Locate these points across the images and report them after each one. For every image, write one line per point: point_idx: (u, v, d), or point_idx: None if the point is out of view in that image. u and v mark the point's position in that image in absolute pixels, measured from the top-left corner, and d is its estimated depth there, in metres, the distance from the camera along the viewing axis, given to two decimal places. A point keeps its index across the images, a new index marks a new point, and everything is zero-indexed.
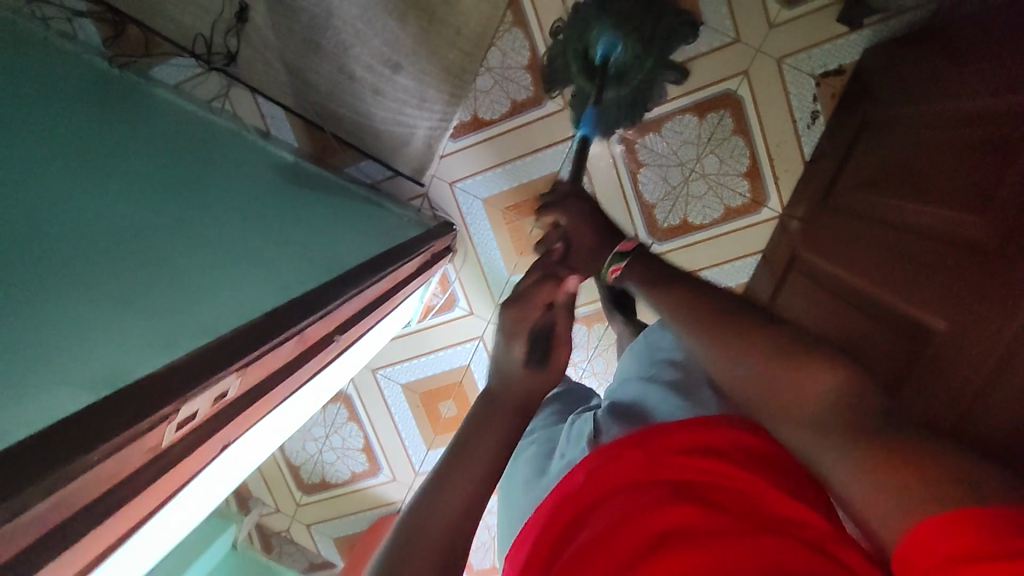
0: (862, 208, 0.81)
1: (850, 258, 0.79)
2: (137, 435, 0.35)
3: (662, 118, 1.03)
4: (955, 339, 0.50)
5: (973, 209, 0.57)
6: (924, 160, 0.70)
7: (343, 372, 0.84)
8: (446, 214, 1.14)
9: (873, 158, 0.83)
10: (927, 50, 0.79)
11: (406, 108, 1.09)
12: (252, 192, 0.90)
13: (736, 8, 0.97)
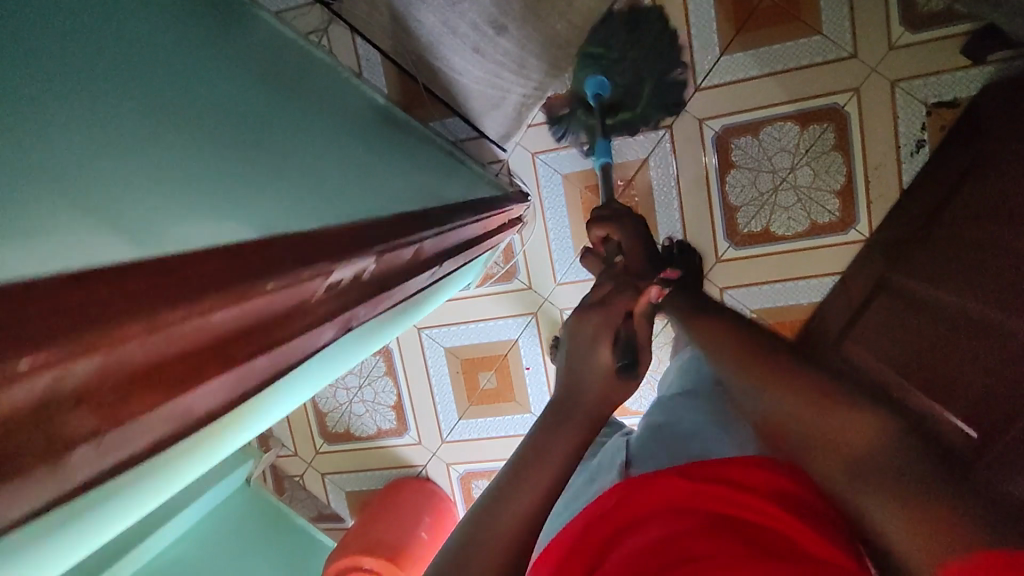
0: (929, 272, 0.83)
1: (911, 318, 0.82)
2: (269, 296, 0.32)
3: (762, 123, 1.01)
4: None
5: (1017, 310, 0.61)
6: (993, 228, 0.72)
7: (413, 313, 0.83)
8: (523, 183, 1.13)
9: (952, 227, 0.84)
10: None
11: (503, 72, 1.07)
12: (348, 119, 0.88)
13: (857, 24, 0.95)
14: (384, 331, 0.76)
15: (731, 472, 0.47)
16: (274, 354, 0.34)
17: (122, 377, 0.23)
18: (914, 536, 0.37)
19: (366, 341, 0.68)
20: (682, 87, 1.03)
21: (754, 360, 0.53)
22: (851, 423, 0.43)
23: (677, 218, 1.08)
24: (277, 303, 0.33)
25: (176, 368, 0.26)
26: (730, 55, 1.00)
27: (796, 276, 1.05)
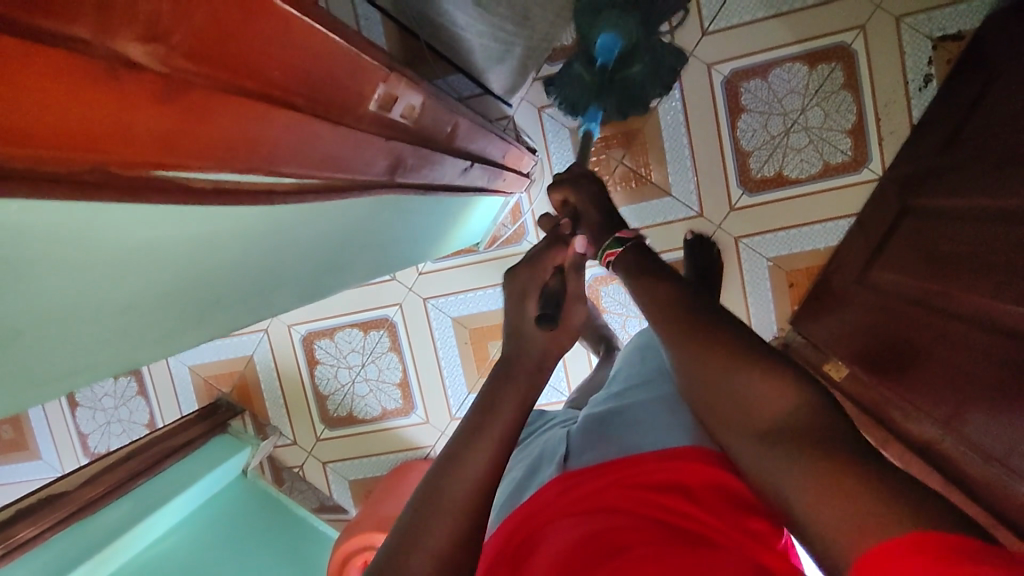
0: (918, 260, 0.80)
1: (905, 293, 0.80)
2: (324, 34, 0.27)
3: (771, 65, 1.00)
4: None
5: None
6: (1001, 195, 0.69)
7: (428, 245, 0.79)
8: (530, 139, 1.11)
9: (930, 220, 0.82)
10: None
11: (506, 24, 0.99)
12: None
13: None
14: (399, 253, 0.72)
15: (678, 472, 0.45)
16: (335, 132, 0.30)
17: (202, 21, 0.20)
18: (837, 503, 0.31)
19: (380, 246, 0.64)
20: (689, 33, 1.02)
21: (674, 311, 0.45)
22: (769, 389, 0.37)
23: (689, 167, 1.06)
24: (340, 65, 0.29)
25: (250, 60, 0.23)
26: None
27: (813, 219, 1.03)
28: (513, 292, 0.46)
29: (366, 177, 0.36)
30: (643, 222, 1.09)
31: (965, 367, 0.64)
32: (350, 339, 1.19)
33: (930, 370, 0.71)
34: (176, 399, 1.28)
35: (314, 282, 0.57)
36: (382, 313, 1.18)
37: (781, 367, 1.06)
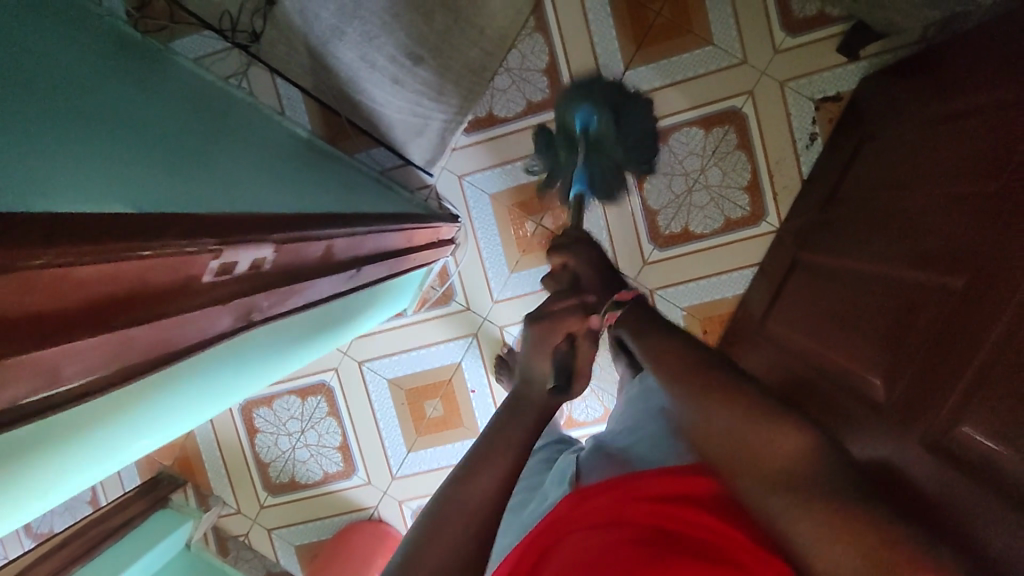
0: (803, 316, 0.86)
1: (792, 348, 0.85)
2: (133, 256, 0.30)
3: (670, 129, 1.07)
4: (953, 349, 0.53)
5: (888, 379, 0.61)
6: (867, 259, 0.75)
7: (343, 321, 0.82)
8: (452, 206, 1.16)
9: (813, 277, 0.88)
10: (917, 85, 0.85)
11: (424, 100, 1.09)
12: (268, 151, 0.90)
13: (744, 33, 1.04)
14: (302, 343, 0.74)
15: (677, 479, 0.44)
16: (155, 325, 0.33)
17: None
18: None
19: (276, 343, 0.67)
20: None
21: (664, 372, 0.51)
22: (787, 442, 0.41)
23: (603, 228, 1.12)
24: (153, 270, 0.32)
25: (54, 307, 0.27)
26: (634, 69, 1.07)
27: (721, 270, 1.09)
28: (534, 340, 0.58)
29: (210, 332, 0.40)
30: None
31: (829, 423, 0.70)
32: (288, 407, 1.21)
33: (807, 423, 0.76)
34: (117, 475, 1.28)
35: (203, 387, 0.59)
36: (319, 379, 1.20)
37: None
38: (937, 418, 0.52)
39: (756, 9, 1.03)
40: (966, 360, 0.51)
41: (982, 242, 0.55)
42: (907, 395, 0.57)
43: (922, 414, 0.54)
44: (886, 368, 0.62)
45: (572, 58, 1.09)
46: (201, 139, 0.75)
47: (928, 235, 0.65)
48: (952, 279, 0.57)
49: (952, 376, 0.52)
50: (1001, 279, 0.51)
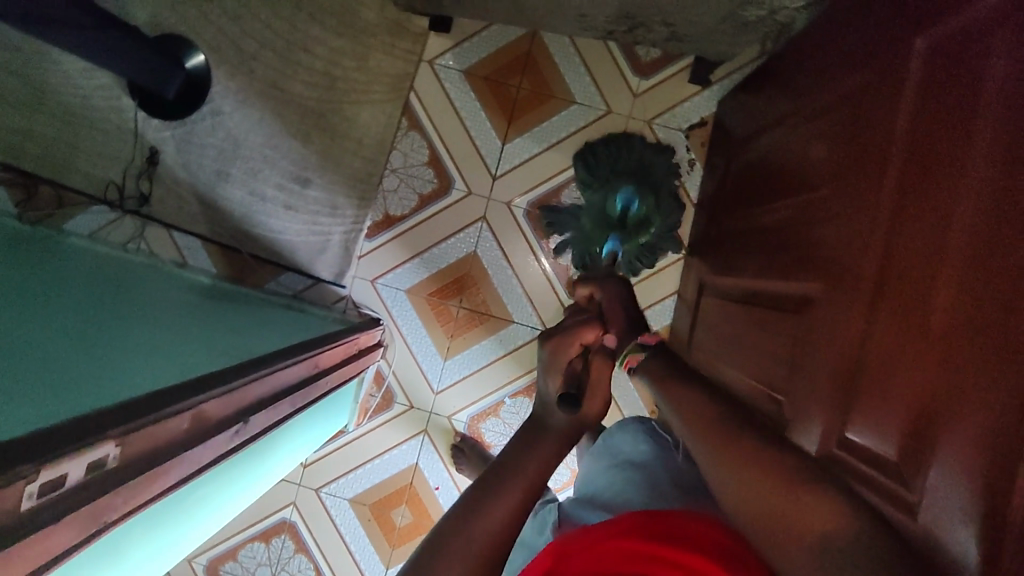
0: (718, 338, 0.86)
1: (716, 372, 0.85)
2: None
3: (560, 189, 1.12)
4: (824, 348, 0.55)
5: (783, 389, 0.62)
6: (751, 269, 0.78)
7: (272, 456, 0.79)
8: (372, 311, 1.16)
9: (719, 298, 0.89)
10: (760, 98, 0.90)
11: (320, 218, 1.13)
12: (178, 305, 0.89)
13: (602, 85, 1.10)
14: (239, 485, 0.71)
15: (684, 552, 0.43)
16: None
17: None
18: None
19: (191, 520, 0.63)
20: (481, 180, 1.13)
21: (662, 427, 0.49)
22: None
23: (521, 294, 1.13)
24: None
25: None
26: (511, 142, 1.12)
27: (648, 303, 1.11)
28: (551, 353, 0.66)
29: (51, 557, 0.38)
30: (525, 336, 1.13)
31: None
32: (254, 554, 1.16)
33: None
34: None
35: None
36: (279, 517, 1.16)
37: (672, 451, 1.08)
38: (828, 427, 0.52)
39: (606, 62, 1.10)
40: (833, 356, 0.53)
41: (826, 240, 0.59)
42: (800, 408, 0.57)
43: (815, 424, 0.54)
44: (782, 378, 0.63)
45: (450, 146, 1.14)
46: (92, 301, 0.74)
47: (789, 240, 0.68)
48: (813, 286, 0.59)
49: (827, 375, 0.53)
50: (846, 272, 0.53)
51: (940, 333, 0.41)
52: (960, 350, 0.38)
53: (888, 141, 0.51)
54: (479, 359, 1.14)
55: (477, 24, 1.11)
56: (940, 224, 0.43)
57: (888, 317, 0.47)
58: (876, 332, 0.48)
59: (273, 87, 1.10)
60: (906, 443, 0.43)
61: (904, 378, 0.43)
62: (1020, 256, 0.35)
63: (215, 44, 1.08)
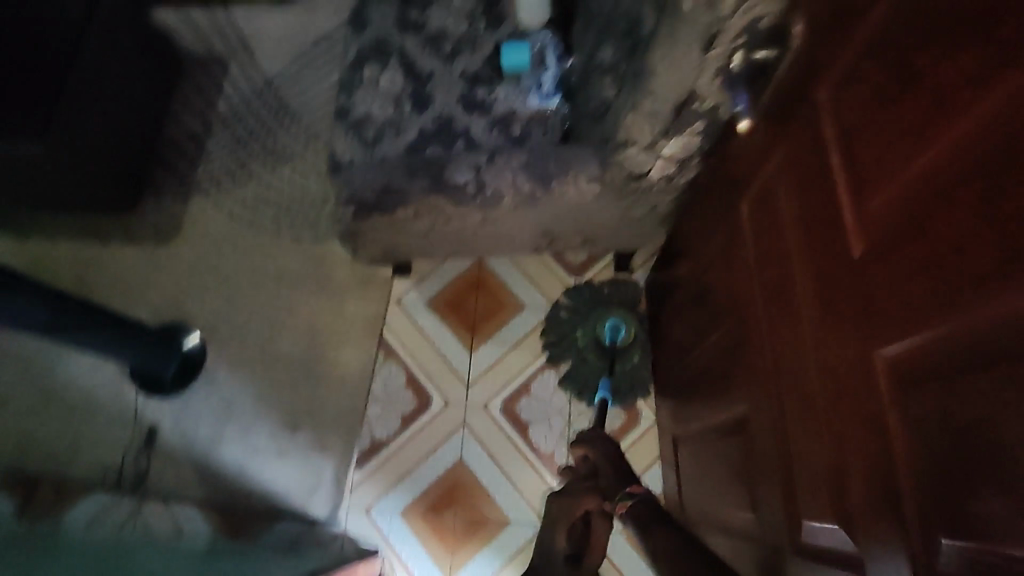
0: (698, 484, 0.90)
1: (703, 517, 0.88)
2: None
3: (528, 382, 1.23)
4: (766, 448, 0.62)
5: (752, 503, 0.67)
6: (703, 407, 0.87)
7: None
8: (369, 543, 1.14)
9: (689, 445, 0.95)
10: (668, 273, 1.09)
11: (311, 457, 1.19)
12: None
13: (544, 289, 1.29)
14: None
15: None
16: None
17: None
18: None
19: None
20: (457, 390, 1.24)
21: None
22: None
23: (512, 490, 1.17)
24: None
25: None
26: (477, 351, 1.26)
27: (639, 473, 1.17)
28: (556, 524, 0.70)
29: None
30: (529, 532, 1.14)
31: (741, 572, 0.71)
32: None
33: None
34: None
35: None
36: None
37: None
38: (789, 520, 0.57)
39: (544, 271, 1.30)
40: (773, 452, 0.60)
41: (741, 362, 0.70)
42: (761, 511, 0.64)
43: (780, 521, 0.59)
44: (748, 493, 0.68)
45: (425, 365, 1.25)
46: None
47: (721, 372, 0.78)
48: (743, 407, 0.69)
49: (774, 471, 0.60)
50: (760, 379, 0.64)
51: (824, 399, 0.50)
52: (834, 410, 0.48)
53: (750, 272, 0.67)
54: (484, 568, 1.12)
55: (432, 265, 1.32)
56: (796, 318, 0.55)
57: (792, 401, 0.56)
58: (789, 418, 0.56)
59: (264, 350, 1.25)
60: (821, 502, 0.51)
61: (813, 448, 0.52)
62: (838, 330, 0.48)
63: (210, 325, 1.27)
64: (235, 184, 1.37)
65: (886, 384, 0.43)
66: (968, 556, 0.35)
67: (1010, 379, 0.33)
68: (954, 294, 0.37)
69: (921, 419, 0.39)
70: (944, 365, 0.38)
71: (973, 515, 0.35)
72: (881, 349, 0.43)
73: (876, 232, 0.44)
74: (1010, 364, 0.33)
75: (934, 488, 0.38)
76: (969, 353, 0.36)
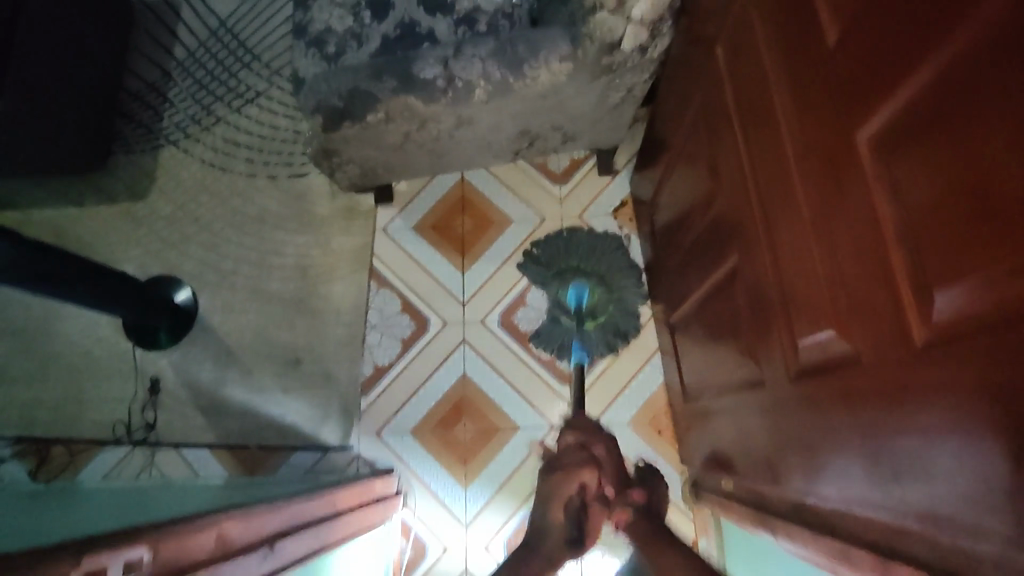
0: (698, 359, 0.92)
1: (707, 389, 0.89)
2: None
3: (523, 294, 1.23)
4: (760, 290, 0.62)
5: (751, 352, 0.68)
6: (694, 281, 0.87)
7: None
8: (385, 463, 1.17)
9: (685, 326, 0.96)
10: (649, 163, 1.07)
11: (316, 389, 1.20)
12: (199, 506, 0.92)
13: (530, 201, 1.27)
14: None
15: None
16: None
17: None
18: None
19: None
20: (452, 310, 1.24)
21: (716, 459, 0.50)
22: None
23: (518, 398, 1.18)
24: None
25: None
26: (469, 269, 1.25)
27: (638, 367, 1.17)
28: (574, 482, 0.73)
29: None
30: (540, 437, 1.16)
31: (748, 425, 0.73)
32: None
33: (737, 435, 0.78)
34: None
35: None
36: None
37: (704, 508, 1.05)
38: (787, 353, 0.58)
39: (526, 182, 1.28)
40: (767, 290, 0.60)
41: (728, 217, 0.69)
42: (762, 356, 0.64)
43: (780, 357, 0.60)
44: (748, 344, 0.69)
45: (418, 289, 1.25)
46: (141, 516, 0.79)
47: (710, 238, 0.78)
48: (737, 260, 0.68)
49: (770, 308, 0.60)
50: (747, 223, 0.63)
51: (810, 211, 0.49)
52: (821, 217, 0.48)
53: (729, 119, 0.66)
54: (498, 475, 1.15)
55: (413, 189, 1.30)
56: (776, 141, 0.54)
57: (780, 229, 0.55)
58: (779, 247, 0.56)
59: (255, 291, 1.24)
60: (816, 317, 0.51)
61: (803, 266, 0.52)
62: (817, 133, 0.47)
63: (197, 273, 1.26)
64: (202, 131, 1.32)
65: (869, 162, 0.41)
66: (961, 303, 0.34)
67: (987, 94, 0.31)
68: (926, 32, 0.35)
69: (904, 182, 0.37)
70: (922, 115, 0.36)
71: (963, 255, 0.33)
72: (862, 127, 0.41)
73: (847, 12, 0.42)
74: (985, 78, 0.31)
75: (925, 247, 0.36)
76: (944, 88, 0.34)
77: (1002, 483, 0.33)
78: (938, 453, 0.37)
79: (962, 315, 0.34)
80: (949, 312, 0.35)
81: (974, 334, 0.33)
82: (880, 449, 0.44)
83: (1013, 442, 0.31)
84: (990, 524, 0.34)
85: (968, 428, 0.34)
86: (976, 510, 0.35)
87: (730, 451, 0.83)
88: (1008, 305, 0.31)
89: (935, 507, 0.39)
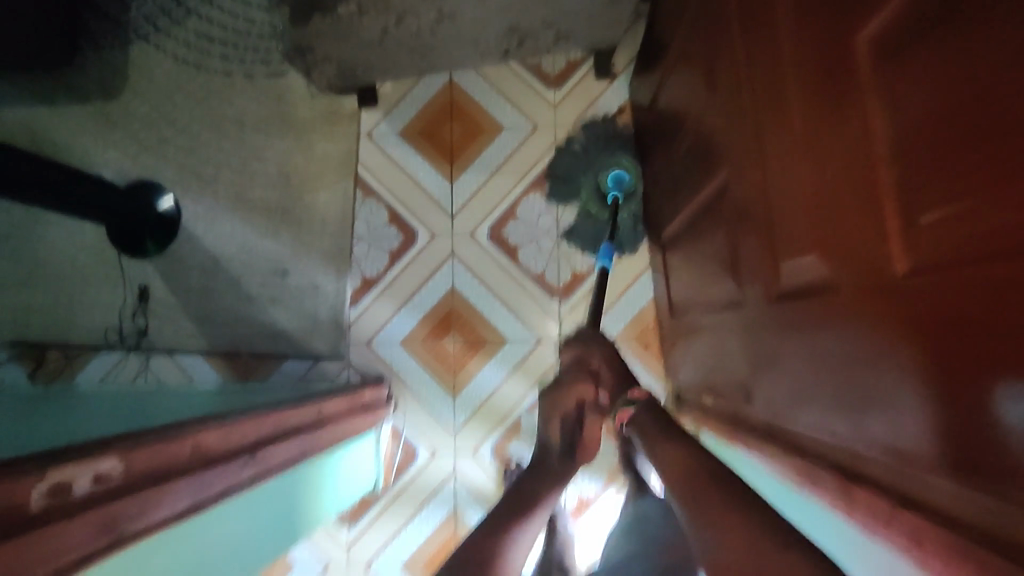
0: (685, 277, 0.90)
1: (692, 307, 0.88)
2: None
3: (514, 206, 1.19)
4: (746, 210, 0.59)
5: (735, 274, 0.66)
6: (685, 198, 0.83)
7: (306, 510, 0.83)
8: (374, 372, 1.19)
9: (675, 243, 0.93)
10: (648, 66, 1.00)
11: (305, 300, 1.20)
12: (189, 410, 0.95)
13: (522, 108, 1.20)
14: (275, 535, 0.73)
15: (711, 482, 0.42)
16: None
17: None
18: None
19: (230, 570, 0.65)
20: (441, 221, 1.21)
21: None
22: None
23: (507, 311, 1.18)
24: None
25: None
26: (458, 179, 1.21)
27: (628, 283, 1.16)
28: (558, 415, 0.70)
29: (71, 557, 0.40)
30: (529, 347, 1.17)
31: (728, 345, 0.72)
32: None
33: (717, 352, 0.78)
34: None
35: None
36: None
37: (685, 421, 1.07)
38: (768, 278, 0.56)
39: (519, 86, 1.21)
40: (753, 210, 0.57)
41: (717, 135, 0.66)
42: (744, 278, 0.63)
43: (760, 281, 0.58)
44: (733, 266, 0.67)
45: (405, 199, 1.21)
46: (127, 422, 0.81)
47: (703, 152, 0.73)
48: (726, 176, 0.65)
49: (755, 228, 0.58)
50: (738, 138, 0.59)
51: (799, 126, 0.46)
52: (809, 131, 0.44)
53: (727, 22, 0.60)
54: (486, 385, 1.17)
55: (399, 92, 1.23)
56: (771, 47, 0.49)
57: (768, 143, 0.52)
58: (766, 165, 0.53)
59: (238, 199, 1.21)
60: (796, 239, 0.49)
61: (788, 185, 0.49)
62: (813, 36, 0.43)
63: (177, 179, 1.22)
64: (173, 24, 1.23)
65: (866, 71, 0.37)
66: (943, 230, 0.32)
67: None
68: None
69: (899, 95, 0.34)
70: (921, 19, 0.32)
71: (951, 180, 0.31)
72: (859, 31, 0.37)
73: None
74: None
75: (913, 169, 0.34)
76: None
77: (971, 419, 0.32)
78: (907, 386, 0.36)
79: (943, 243, 0.32)
80: (931, 239, 0.33)
81: (953, 265, 0.31)
82: (850, 378, 0.43)
83: (985, 379, 0.30)
84: (953, 462, 0.33)
85: (938, 361, 0.33)
86: (942, 443, 0.34)
87: (710, 369, 0.83)
88: (989, 237, 0.29)
89: (898, 438, 0.38)
